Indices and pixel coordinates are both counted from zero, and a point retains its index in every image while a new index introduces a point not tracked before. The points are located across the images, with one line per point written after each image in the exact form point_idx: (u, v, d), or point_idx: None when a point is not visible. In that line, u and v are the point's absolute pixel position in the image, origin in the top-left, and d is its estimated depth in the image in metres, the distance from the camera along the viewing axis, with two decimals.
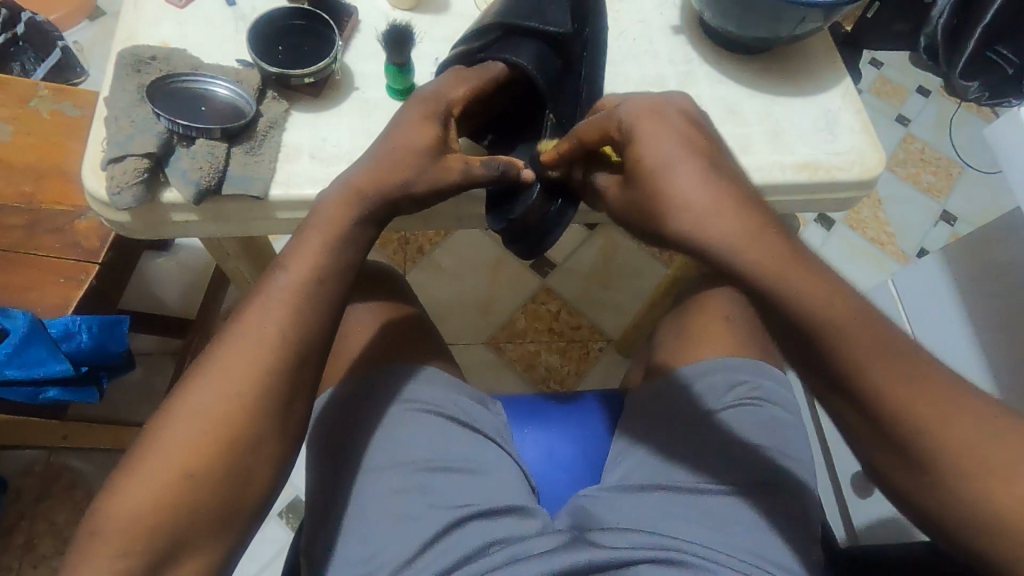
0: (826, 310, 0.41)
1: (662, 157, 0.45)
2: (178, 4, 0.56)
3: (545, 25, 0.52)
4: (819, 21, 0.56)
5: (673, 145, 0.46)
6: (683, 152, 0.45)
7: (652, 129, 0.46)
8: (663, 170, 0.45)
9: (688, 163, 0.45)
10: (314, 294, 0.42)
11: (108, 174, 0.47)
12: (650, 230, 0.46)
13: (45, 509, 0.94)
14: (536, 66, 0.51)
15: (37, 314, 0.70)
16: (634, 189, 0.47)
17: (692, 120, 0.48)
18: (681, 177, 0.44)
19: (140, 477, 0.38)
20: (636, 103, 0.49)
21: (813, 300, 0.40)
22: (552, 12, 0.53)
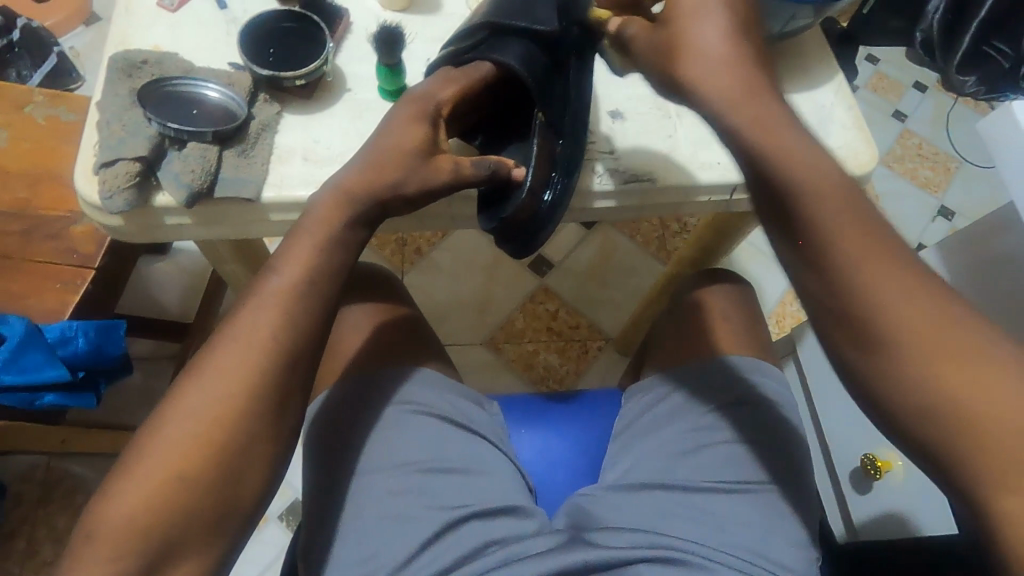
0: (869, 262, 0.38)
1: (701, 1, 0.45)
2: (170, 7, 0.56)
3: (533, 23, 0.51)
4: (810, 17, 0.57)
5: None
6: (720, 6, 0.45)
7: None
8: (692, 16, 0.45)
9: (720, 15, 0.45)
10: (306, 295, 0.42)
11: (101, 178, 0.47)
12: (658, 72, 0.47)
13: (45, 514, 0.94)
14: (525, 67, 0.51)
15: (33, 320, 0.70)
16: (659, 32, 0.47)
17: None
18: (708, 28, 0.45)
19: (133, 479, 0.38)
20: None
21: None
22: (541, 9, 0.52)
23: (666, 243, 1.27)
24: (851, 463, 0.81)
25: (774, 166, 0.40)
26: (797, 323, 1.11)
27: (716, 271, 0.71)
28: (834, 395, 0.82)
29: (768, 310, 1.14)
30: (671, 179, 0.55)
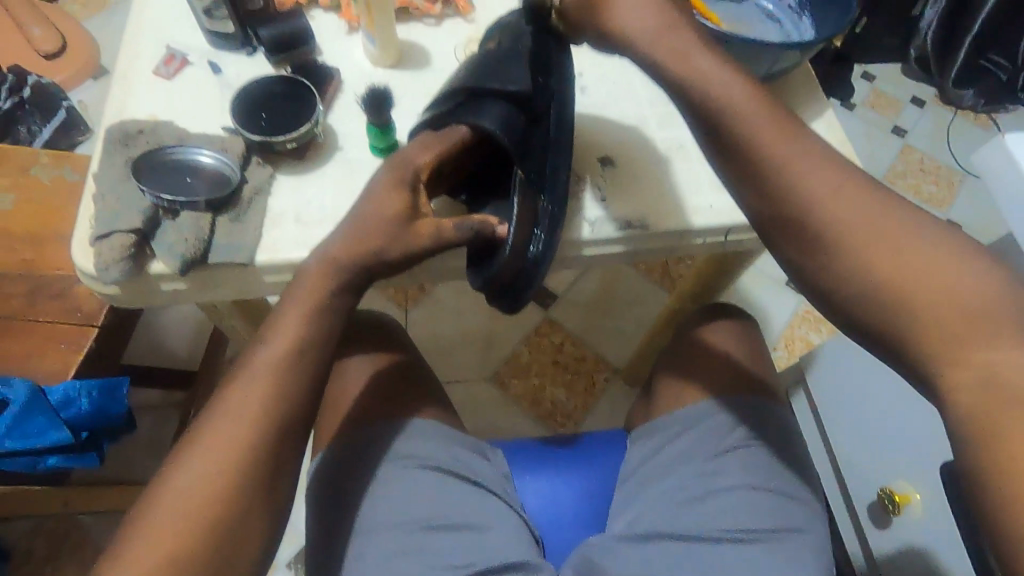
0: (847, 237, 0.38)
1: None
2: (167, 75, 0.58)
3: (505, 84, 0.51)
4: (795, 58, 0.57)
5: None
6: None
7: None
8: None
9: None
10: (296, 364, 0.43)
11: (96, 252, 0.47)
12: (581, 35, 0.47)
13: (53, 571, 0.94)
14: (501, 128, 0.50)
15: (38, 381, 0.71)
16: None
17: None
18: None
19: (125, 563, 0.37)
20: None
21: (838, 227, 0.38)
22: (512, 70, 0.52)
23: (670, 270, 1.26)
24: (869, 495, 0.78)
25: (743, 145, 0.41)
26: (806, 348, 1.10)
27: (718, 305, 0.70)
28: (850, 427, 0.79)
29: (774, 337, 1.13)
30: (662, 225, 0.56)
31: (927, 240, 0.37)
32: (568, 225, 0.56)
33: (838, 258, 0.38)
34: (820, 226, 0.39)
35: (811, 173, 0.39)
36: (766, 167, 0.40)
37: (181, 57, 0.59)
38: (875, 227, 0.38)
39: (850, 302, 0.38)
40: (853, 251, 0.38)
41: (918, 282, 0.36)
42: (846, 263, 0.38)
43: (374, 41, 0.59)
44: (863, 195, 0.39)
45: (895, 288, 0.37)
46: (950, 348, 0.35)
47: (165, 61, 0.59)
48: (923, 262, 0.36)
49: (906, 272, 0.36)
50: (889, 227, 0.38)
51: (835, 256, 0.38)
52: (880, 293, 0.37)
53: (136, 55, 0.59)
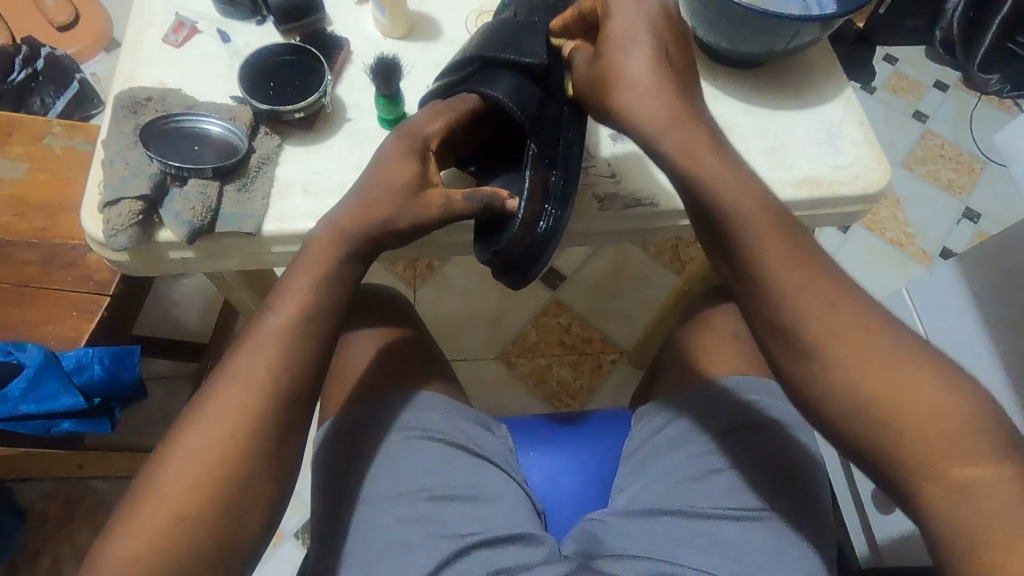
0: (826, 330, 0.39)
1: (631, 32, 0.48)
2: (175, 44, 0.57)
3: (520, 55, 0.51)
4: (814, 33, 0.55)
5: (641, 22, 0.48)
6: (649, 36, 0.48)
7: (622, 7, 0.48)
8: (625, 46, 0.48)
9: (649, 44, 0.48)
10: (302, 331, 0.43)
11: (105, 218, 0.48)
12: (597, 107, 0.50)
13: (68, 533, 0.96)
14: (511, 100, 0.50)
15: (50, 348, 0.72)
16: (593, 68, 0.49)
17: (674, 20, 0.49)
18: (644, 64, 0.47)
19: (137, 521, 0.39)
20: None
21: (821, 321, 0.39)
22: (526, 41, 0.51)
23: (679, 253, 1.25)
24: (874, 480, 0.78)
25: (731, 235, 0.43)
26: None
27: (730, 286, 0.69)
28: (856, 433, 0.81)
29: None
30: (673, 203, 0.55)
31: (915, 360, 0.38)
32: (579, 201, 0.55)
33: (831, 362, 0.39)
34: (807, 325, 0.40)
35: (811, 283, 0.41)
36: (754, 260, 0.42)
37: (190, 25, 0.59)
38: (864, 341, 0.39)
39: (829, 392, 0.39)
40: (840, 364, 0.39)
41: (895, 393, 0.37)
42: (830, 363, 0.39)
43: (384, 12, 0.58)
44: (852, 308, 0.40)
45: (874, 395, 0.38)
46: (931, 461, 0.36)
47: (174, 30, 0.58)
48: (908, 382, 0.38)
49: (893, 386, 0.38)
50: (878, 341, 0.39)
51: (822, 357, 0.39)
52: (865, 406, 0.38)
53: (145, 22, 0.59)
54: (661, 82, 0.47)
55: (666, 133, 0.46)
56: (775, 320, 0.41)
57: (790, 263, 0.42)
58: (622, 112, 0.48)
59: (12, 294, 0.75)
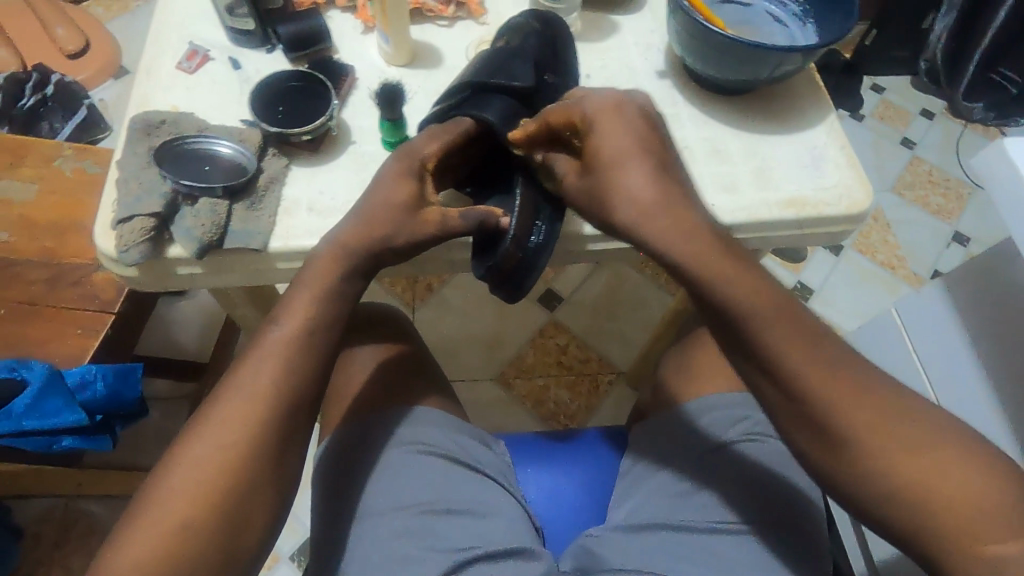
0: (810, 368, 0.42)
1: (624, 149, 0.49)
2: (188, 70, 0.60)
3: (510, 80, 0.54)
4: (797, 62, 0.58)
5: (630, 139, 0.50)
6: (641, 144, 0.50)
7: (607, 126, 0.50)
8: (618, 163, 0.49)
9: (643, 158, 0.49)
10: (307, 343, 0.45)
11: (118, 234, 0.49)
12: (598, 216, 0.51)
13: (60, 556, 0.95)
14: (502, 122, 0.52)
15: (55, 366, 0.73)
16: (589, 177, 0.51)
17: (649, 119, 0.52)
18: (644, 171, 0.49)
19: (140, 530, 0.39)
20: (602, 95, 0.52)
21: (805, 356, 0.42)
22: (517, 66, 0.54)
23: None
24: None
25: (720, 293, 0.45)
26: None
27: None
28: None
29: None
30: None
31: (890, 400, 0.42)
32: (572, 218, 0.57)
33: (825, 412, 0.41)
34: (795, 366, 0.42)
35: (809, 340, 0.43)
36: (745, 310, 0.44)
37: (202, 53, 0.61)
38: (859, 398, 0.41)
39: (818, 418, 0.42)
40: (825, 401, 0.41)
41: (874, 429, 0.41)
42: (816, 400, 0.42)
43: (388, 40, 0.61)
44: (834, 356, 0.43)
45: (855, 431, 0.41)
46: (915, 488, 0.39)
47: (187, 57, 0.61)
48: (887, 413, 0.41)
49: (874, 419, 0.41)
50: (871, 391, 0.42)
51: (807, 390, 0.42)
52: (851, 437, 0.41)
53: (160, 50, 0.61)
54: (666, 194, 0.48)
55: (678, 240, 0.47)
56: (753, 335, 0.44)
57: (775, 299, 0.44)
58: (632, 226, 0.48)
59: (18, 312, 0.76)
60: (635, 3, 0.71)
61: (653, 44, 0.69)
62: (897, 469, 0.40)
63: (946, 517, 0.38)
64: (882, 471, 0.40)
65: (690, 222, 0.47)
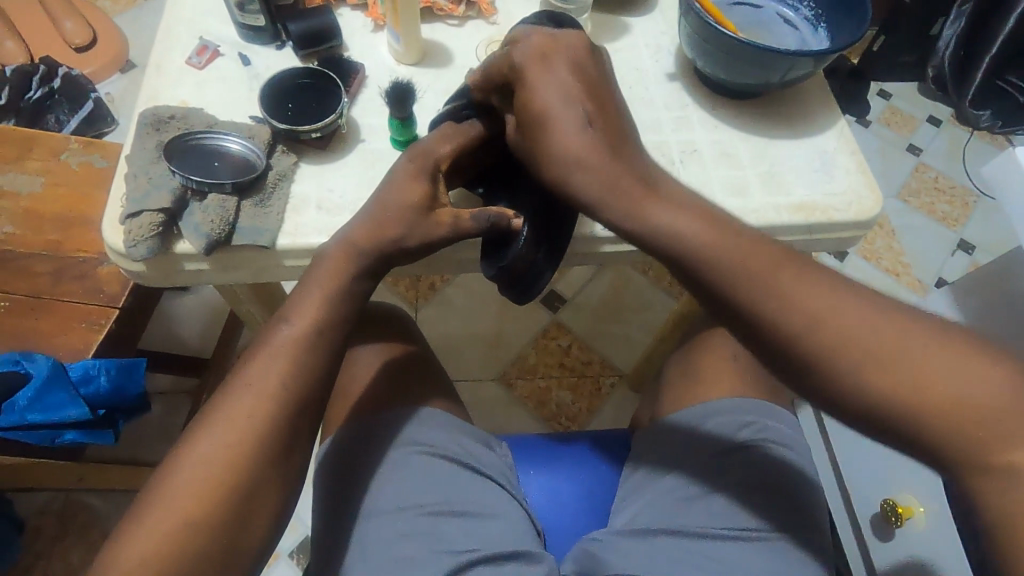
0: (771, 295, 0.41)
1: (548, 106, 0.50)
2: (198, 65, 0.60)
3: None
4: (809, 67, 0.58)
5: (559, 95, 0.50)
6: (584, 96, 0.51)
7: (538, 81, 0.51)
8: (548, 120, 0.50)
9: (571, 114, 0.50)
10: (315, 342, 0.45)
11: (126, 229, 0.49)
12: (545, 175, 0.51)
13: (60, 549, 0.95)
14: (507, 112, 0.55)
15: (59, 359, 0.73)
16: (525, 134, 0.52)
17: (582, 71, 0.52)
18: (582, 127, 0.50)
19: (146, 527, 0.39)
20: (531, 44, 0.52)
21: (769, 287, 0.41)
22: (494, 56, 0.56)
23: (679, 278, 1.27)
24: (872, 508, 0.77)
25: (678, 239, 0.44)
26: None
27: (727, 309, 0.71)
28: (862, 461, 0.79)
29: None
30: None
31: (865, 305, 0.40)
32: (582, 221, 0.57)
33: (797, 335, 0.40)
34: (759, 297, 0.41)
35: (768, 270, 0.41)
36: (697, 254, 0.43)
37: (212, 48, 0.61)
38: (827, 318, 0.39)
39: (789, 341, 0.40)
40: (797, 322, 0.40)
41: (847, 339, 0.39)
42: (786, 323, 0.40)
43: (399, 39, 0.61)
44: (795, 275, 0.41)
45: (830, 344, 0.39)
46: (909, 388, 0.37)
47: (197, 53, 0.61)
48: (863, 317, 0.39)
49: (848, 329, 0.39)
50: (843, 304, 0.40)
51: (774, 318, 0.40)
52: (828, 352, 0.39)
53: (169, 45, 0.61)
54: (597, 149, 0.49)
55: (609, 193, 0.47)
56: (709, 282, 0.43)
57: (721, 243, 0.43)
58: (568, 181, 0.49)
59: (23, 304, 0.76)
60: (646, 5, 0.71)
61: (664, 46, 0.69)
62: (882, 375, 0.37)
63: (941, 411, 0.36)
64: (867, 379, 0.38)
65: (617, 177, 0.48)
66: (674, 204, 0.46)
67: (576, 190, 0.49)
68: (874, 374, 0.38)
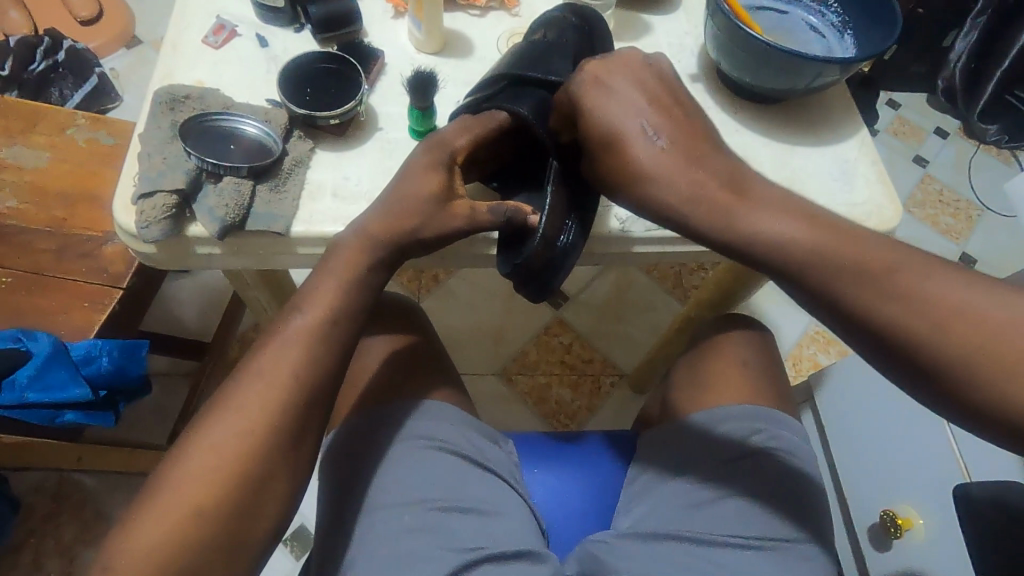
0: (874, 287, 0.40)
1: (621, 125, 0.49)
2: (215, 45, 0.59)
3: (547, 75, 0.54)
4: (835, 75, 0.57)
5: (629, 110, 0.49)
6: (649, 107, 0.50)
7: (604, 101, 0.50)
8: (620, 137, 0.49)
9: (644, 130, 0.49)
10: (328, 334, 0.44)
11: (139, 209, 0.48)
12: (626, 189, 0.49)
13: (53, 528, 0.94)
14: (535, 116, 0.52)
15: (60, 338, 0.72)
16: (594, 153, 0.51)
17: (651, 85, 0.51)
18: (651, 138, 0.49)
19: (153, 514, 0.39)
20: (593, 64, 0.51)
21: (873, 275, 0.40)
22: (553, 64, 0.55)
23: (683, 280, 1.26)
24: (871, 518, 0.77)
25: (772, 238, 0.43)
26: (814, 367, 1.11)
27: (736, 314, 0.70)
28: (863, 467, 0.78)
29: (784, 353, 1.14)
30: None
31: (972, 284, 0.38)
32: (599, 220, 0.56)
33: (903, 326, 0.38)
34: (859, 293, 0.40)
35: (865, 263, 0.40)
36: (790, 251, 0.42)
37: (229, 28, 0.60)
38: (954, 309, 0.37)
39: (894, 331, 0.39)
40: (906, 314, 0.38)
41: (960, 325, 0.37)
42: (894, 314, 0.39)
43: (420, 27, 0.59)
44: (899, 263, 0.40)
45: (942, 331, 0.37)
46: None
47: (213, 32, 0.59)
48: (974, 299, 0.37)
49: (960, 313, 0.37)
50: (946, 284, 0.38)
51: (881, 310, 0.39)
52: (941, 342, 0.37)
53: (185, 23, 0.60)
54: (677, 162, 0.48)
55: (691, 202, 0.46)
56: (808, 282, 0.42)
57: (819, 243, 0.42)
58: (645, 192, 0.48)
59: (25, 281, 0.75)
60: (670, 4, 0.70)
61: (687, 46, 0.68)
62: (996, 363, 0.36)
63: None
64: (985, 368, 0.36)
65: (696, 187, 0.47)
66: (768, 205, 0.45)
67: (655, 197, 0.48)
68: (981, 363, 0.36)
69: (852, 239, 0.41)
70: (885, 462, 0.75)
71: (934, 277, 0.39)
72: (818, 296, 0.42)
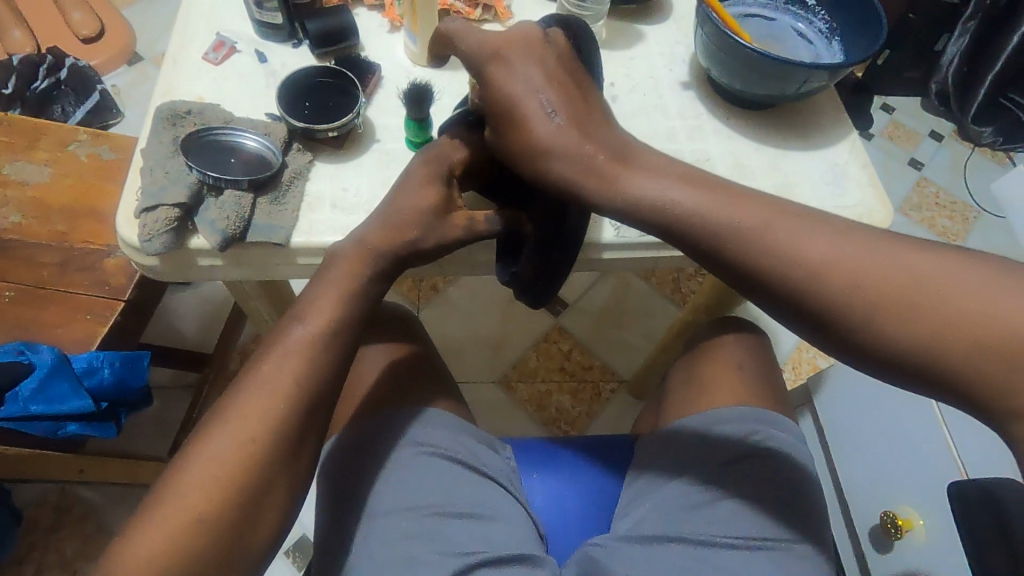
0: (820, 268, 0.41)
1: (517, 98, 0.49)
2: (215, 61, 0.60)
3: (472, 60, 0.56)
4: (824, 80, 0.58)
5: (528, 84, 0.50)
6: (547, 82, 0.50)
7: (501, 73, 0.50)
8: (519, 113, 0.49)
9: (543, 105, 0.49)
10: (327, 342, 0.45)
11: (141, 223, 0.49)
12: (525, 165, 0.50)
13: (55, 541, 0.95)
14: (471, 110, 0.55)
15: (63, 350, 0.73)
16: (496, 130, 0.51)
17: (551, 57, 0.51)
18: (551, 114, 0.49)
19: (154, 523, 0.39)
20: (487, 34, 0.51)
21: (817, 257, 0.41)
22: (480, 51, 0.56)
23: (681, 286, 1.27)
24: (872, 520, 0.77)
25: (720, 227, 0.44)
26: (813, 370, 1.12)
27: (731, 317, 0.71)
28: (861, 464, 0.79)
29: (784, 356, 1.14)
30: None
31: (901, 251, 0.40)
32: (592, 227, 0.57)
33: (845, 302, 0.40)
34: (806, 275, 0.41)
35: (808, 247, 0.42)
36: (739, 238, 0.43)
37: (229, 45, 0.61)
38: (883, 282, 0.39)
39: (837, 309, 0.40)
40: (849, 290, 0.40)
41: (892, 296, 0.39)
42: (838, 292, 0.40)
43: (416, 40, 0.61)
44: (840, 242, 0.41)
45: (878, 302, 0.39)
46: (957, 331, 0.37)
47: (214, 48, 0.61)
48: (906, 268, 0.39)
49: (894, 285, 0.39)
50: (877, 258, 0.40)
51: (830, 290, 0.40)
52: (876, 314, 0.39)
53: (185, 40, 0.61)
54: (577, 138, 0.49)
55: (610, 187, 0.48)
56: (752, 267, 0.43)
57: (767, 230, 0.43)
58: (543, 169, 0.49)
59: (28, 295, 0.76)
60: (661, 13, 0.72)
61: (678, 54, 0.69)
62: (923, 327, 0.38)
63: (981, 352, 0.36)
64: (916, 337, 0.38)
65: (590, 160, 0.48)
66: (676, 185, 0.47)
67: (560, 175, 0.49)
68: (913, 330, 0.38)
69: (795, 226, 0.43)
70: (883, 460, 0.76)
71: (873, 254, 0.40)
72: (739, 272, 0.44)
